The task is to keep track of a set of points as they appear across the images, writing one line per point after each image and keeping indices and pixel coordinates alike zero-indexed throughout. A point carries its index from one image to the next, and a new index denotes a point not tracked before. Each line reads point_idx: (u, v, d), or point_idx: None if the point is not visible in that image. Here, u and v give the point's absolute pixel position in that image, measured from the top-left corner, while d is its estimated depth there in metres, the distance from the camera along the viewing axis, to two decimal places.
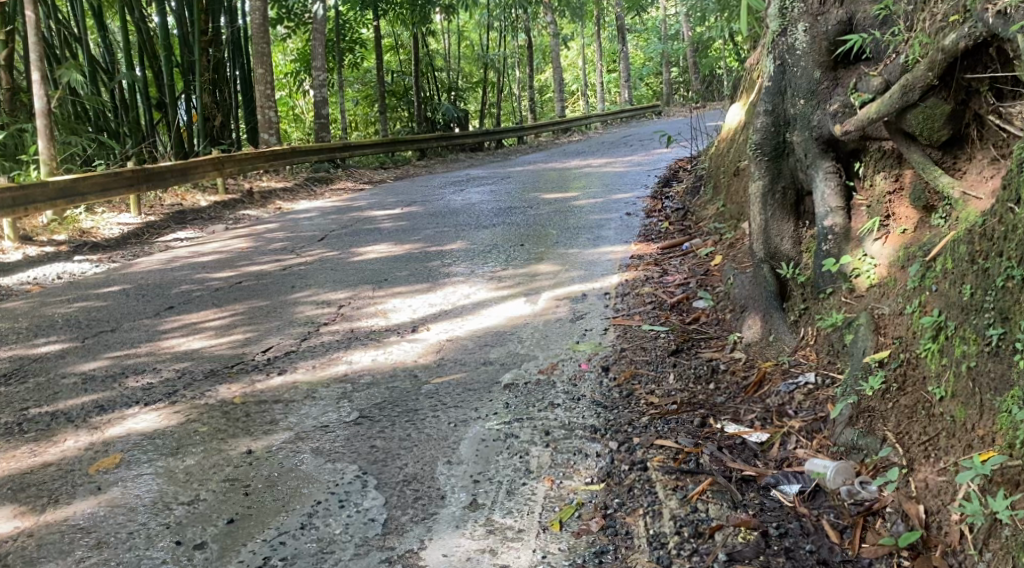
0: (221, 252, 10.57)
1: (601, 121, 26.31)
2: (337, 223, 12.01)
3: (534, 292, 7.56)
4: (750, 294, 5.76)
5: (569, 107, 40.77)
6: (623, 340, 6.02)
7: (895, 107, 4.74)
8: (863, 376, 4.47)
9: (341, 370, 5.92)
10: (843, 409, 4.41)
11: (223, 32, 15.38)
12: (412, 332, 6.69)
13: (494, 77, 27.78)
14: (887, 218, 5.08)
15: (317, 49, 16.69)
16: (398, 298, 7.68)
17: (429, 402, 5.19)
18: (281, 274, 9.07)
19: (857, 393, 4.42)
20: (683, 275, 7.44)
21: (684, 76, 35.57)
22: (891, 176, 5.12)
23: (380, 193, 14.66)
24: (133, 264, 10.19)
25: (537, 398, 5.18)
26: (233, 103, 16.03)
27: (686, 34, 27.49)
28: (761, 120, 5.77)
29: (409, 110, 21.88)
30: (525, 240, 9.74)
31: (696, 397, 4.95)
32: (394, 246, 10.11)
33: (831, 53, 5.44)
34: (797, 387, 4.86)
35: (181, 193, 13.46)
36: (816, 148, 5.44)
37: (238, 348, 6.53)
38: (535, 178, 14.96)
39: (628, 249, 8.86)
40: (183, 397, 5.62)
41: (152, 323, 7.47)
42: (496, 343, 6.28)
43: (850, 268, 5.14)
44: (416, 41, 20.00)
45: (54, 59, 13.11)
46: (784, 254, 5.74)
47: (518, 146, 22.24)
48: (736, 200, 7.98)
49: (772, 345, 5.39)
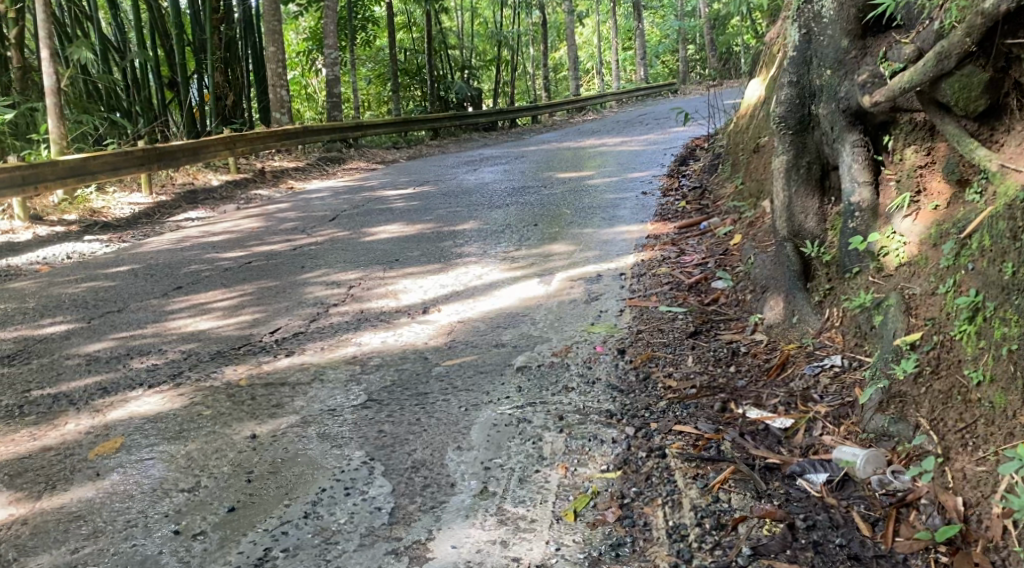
0: (231, 232, 10.42)
1: (617, 100, 25.99)
2: (349, 203, 11.83)
3: (548, 272, 7.37)
4: (772, 274, 5.56)
5: (584, 86, 40.46)
6: (640, 321, 5.82)
7: (929, 76, 4.53)
8: (895, 360, 4.24)
9: (350, 352, 5.74)
10: (873, 395, 4.21)
11: (234, 10, 15.16)
12: (423, 313, 6.51)
13: (508, 55, 27.49)
14: (918, 194, 4.85)
15: (329, 27, 16.46)
16: (409, 279, 7.50)
17: (440, 385, 5.01)
18: (291, 254, 8.91)
19: (888, 376, 4.22)
20: (702, 254, 7.23)
21: (701, 54, 35.22)
22: (923, 149, 4.88)
23: (393, 173, 14.46)
24: (144, 244, 10.05)
25: (551, 381, 4.99)
26: (245, 82, 15.83)
27: (703, 11, 27.12)
28: (786, 91, 5.56)
29: (422, 89, 21.65)
30: (538, 220, 9.55)
31: (716, 380, 4.76)
32: (406, 226, 9.94)
33: (860, 20, 5.20)
34: (823, 370, 4.67)
35: (193, 172, 13.31)
36: (843, 120, 5.22)
37: (245, 330, 6.37)
38: (550, 156, 14.72)
39: (644, 229, 8.65)
40: (187, 379, 5.47)
41: (159, 304, 7.32)
42: (508, 325, 6.09)
43: (878, 246, 4.94)
44: (428, 19, 19.72)
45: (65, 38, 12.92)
46: (808, 232, 5.53)
47: (533, 125, 21.99)
48: (756, 177, 7.74)
49: (795, 327, 5.20)
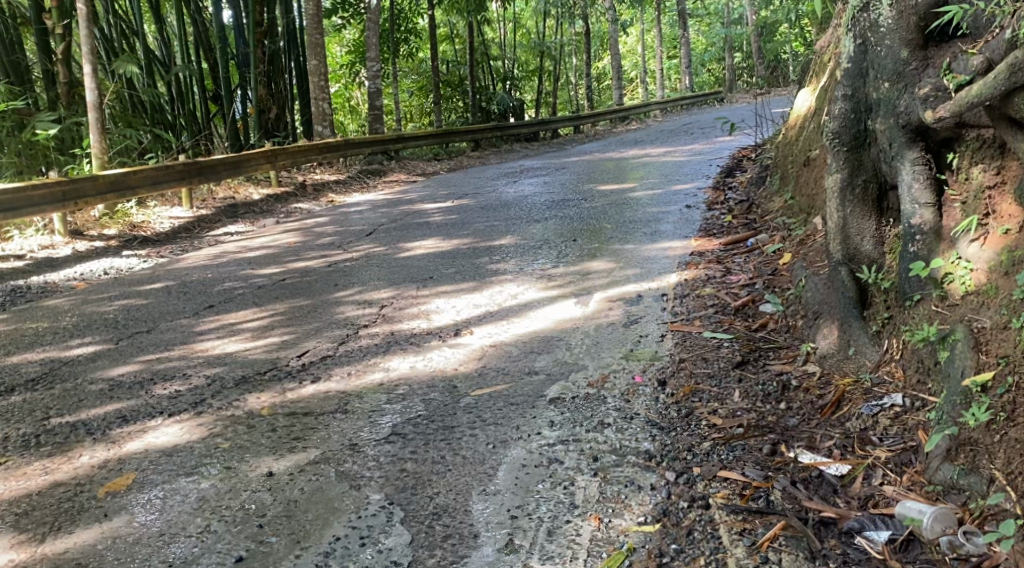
0: (268, 247, 10.21)
1: (661, 109, 25.59)
2: (387, 217, 11.60)
3: (586, 292, 7.05)
4: (824, 300, 5.20)
5: (627, 96, 40.07)
6: (683, 349, 5.48)
7: (1000, 90, 4.20)
8: (964, 404, 3.91)
9: (377, 378, 5.44)
10: (940, 442, 3.88)
11: (278, 24, 15.04)
12: (454, 336, 6.21)
13: (550, 64, 27.18)
14: (986, 216, 4.50)
15: (371, 39, 16.28)
16: (442, 298, 7.22)
17: (468, 418, 4.69)
18: (327, 271, 8.66)
19: (956, 422, 3.88)
20: (748, 274, 6.87)
21: (747, 62, 34.71)
22: (991, 168, 4.54)
23: (433, 185, 14.24)
24: (181, 259, 9.88)
25: (586, 415, 4.66)
26: (288, 95, 15.67)
27: (750, 19, 26.68)
28: (840, 105, 5.25)
29: (464, 100, 21.45)
30: (578, 235, 9.24)
31: (764, 418, 4.41)
32: (444, 242, 9.66)
33: (923, 29, 4.88)
34: (882, 410, 4.31)
35: (234, 185, 13.19)
36: (902, 136, 4.86)
37: (274, 352, 6.01)
38: (592, 168, 14.41)
39: (688, 245, 8.29)
40: (209, 407, 4.99)
41: (190, 323, 7.00)
42: (543, 350, 5.78)
43: (942, 273, 4.56)
44: (471, 30, 19.49)
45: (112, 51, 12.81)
46: (864, 255, 5.18)
47: (575, 136, 21.67)
48: (806, 192, 7.37)
49: (851, 359, 4.84)
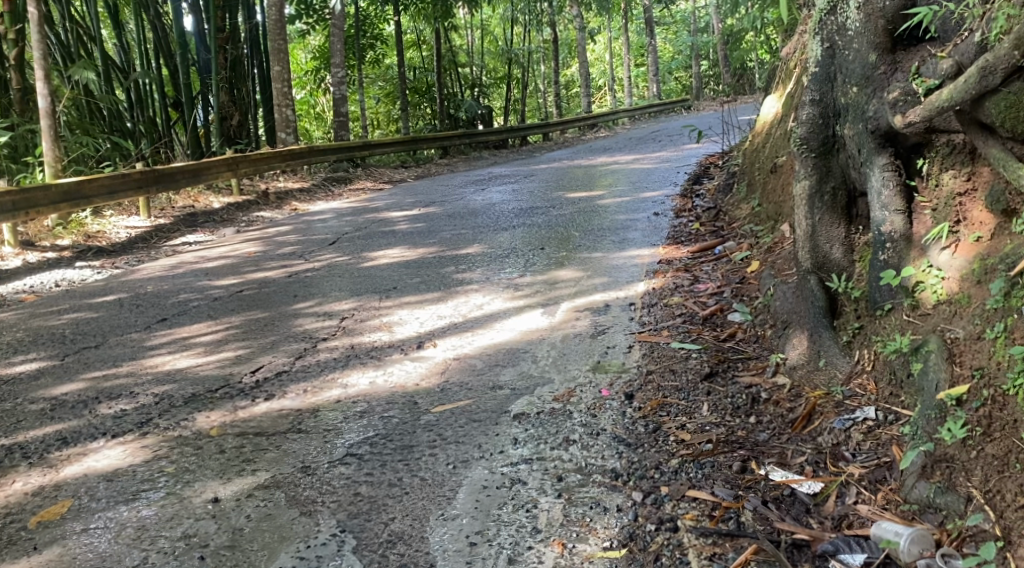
0: (227, 257, 9.95)
1: (630, 117, 25.53)
2: (351, 225, 11.38)
3: (552, 301, 6.89)
4: (793, 309, 5.07)
5: (596, 103, 40.13)
6: (650, 360, 5.33)
7: (971, 94, 4.10)
8: (939, 418, 3.80)
9: (335, 395, 5.25)
10: (915, 459, 3.76)
11: (240, 30, 14.77)
12: (417, 349, 6.02)
13: (518, 72, 27.04)
14: (957, 223, 4.40)
15: (336, 45, 16.04)
16: (405, 309, 7.03)
17: (428, 436, 4.51)
18: (287, 282, 8.43)
19: (932, 439, 3.76)
20: (717, 282, 6.75)
21: (714, 69, 34.83)
22: (962, 174, 4.45)
23: (399, 193, 14.03)
24: (136, 270, 9.60)
25: (551, 431, 4.50)
26: (251, 102, 15.38)
27: (716, 27, 26.75)
28: (807, 111, 5.14)
29: (432, 107, 21.24)
30: (546, 243, 9.08)
31: (734, 433, 4.27)
32: (409, 251, 9.47)
33: (890, 33, 4.78)
34: (855, 424, 4.17)
35: (194, 195, 12.92)
36: (872, 141, 4.76)
37: (226, 369, 5.78)
38: (559, 175, 14.27)
39: (656, 253, 8.16)
40: (155, 427, 4.80)
41: (140, 338, 6.75)
42: (508, 363, 5.61)
43: (913, 281, 4.47)
44: (438, 37, 19.29)
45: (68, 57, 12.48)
46: (834, 263, 5.06)
47: (543, 143, 21.54)
48: (774, 199, 7.26)
49: (822, 371, 4.70)
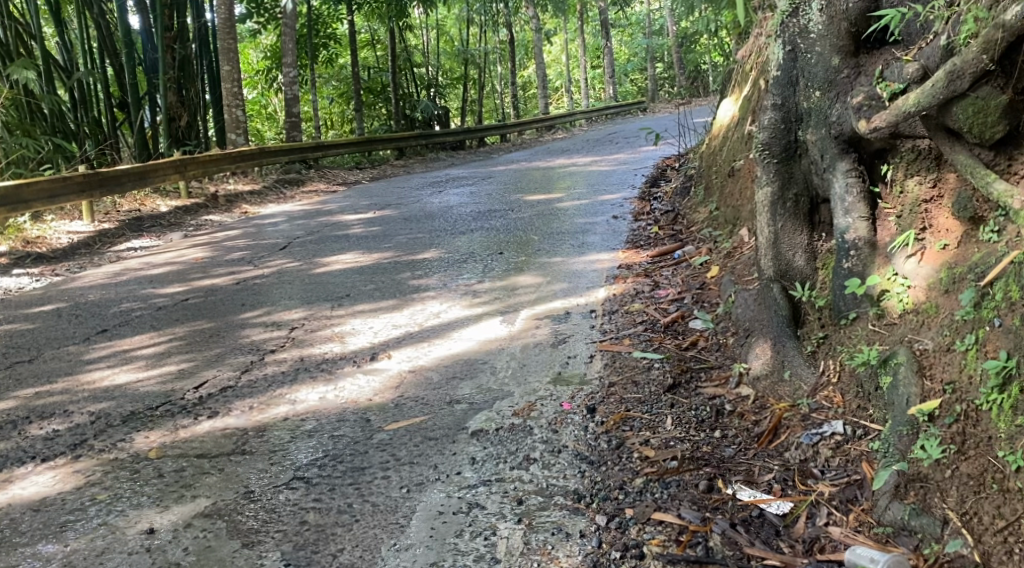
0: (174, 263, 9.66)
1: (586, 119, 25.44)
2: (304, 229, 11.12)
3: (510, 309, 6.71)
4: (756, 317, 4.94)
5: (553, 104, 40.07)
6: (611, 371, 5.18)
7: (938, 99, 4.00)
8: (911, 435, 3.72)
9: (283, 412, 5.02)
10: (887, 478, 3.67)
11: (189, 28, 14.37)
12: (370, 361, 5.81)
13: (475, 72, 26.83)
14: (923, 230, 4.31)
15: (288, 45, 15.71)
16: (358, 318, 6.81)
17: (381, 457, 4.37)
18: (235, 290, 8.17)
19: (906, 458, 3.67)
20: (677, 288, 6.62)
21: (670, 71, 34.96)
22: (927, 181, 4.36)
23: (353, 195, 13.78)
24: (78, 277, 9.28)
25: (511, 450, 4.35)
26: (201, 103, 15.00)
27: (670, 29, 26.81)
28: (769, 115, 5.00)
29: (387, 108, 20.96)
30: (503, 248, 8.90)
31: (699, 449, 4.13)
32: (363, 256, 9.24)
33: (853, 36, 4.68)
34: (822, 439, 4.04)
35: (140, 198, 12.56)
36: (835, 147, 4.67)
37: (168, 384, 5.53)
38: (516, 178, 14.10)
39: (616, 257, 8.02)
40: (90, 449, 4.70)
41: (78, 351, 6.47)
42: (465, 375, 5.41)
43: (878, 290, 4.37)
44: (392, 37, 19.00)
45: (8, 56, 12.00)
46: (797, 271, 4.94)
47: (500, 144, 21.35)
48: (733, 202, 7.15)
49: (786, 382, 4.52)
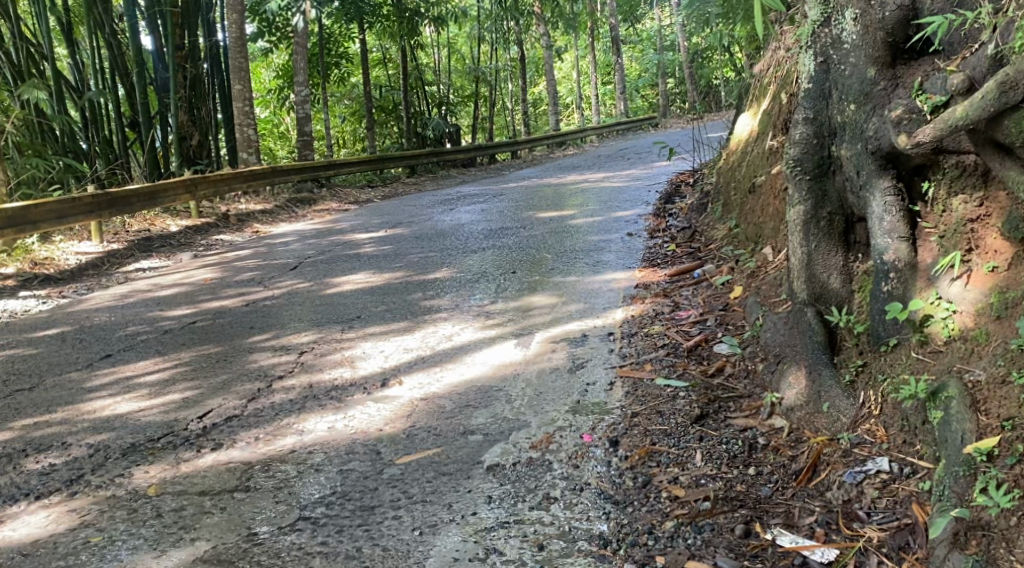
0: (182, 285, 9.44)
1: (598, 135, 25.23)
2: (314, 249, 10.90)
3: (525, 331, 6.46)
4: (788, 342, 4.69)
5: (565, 121, 39.90)
6: (633, 400, 4.90)
7: (989, 111, 3.74)
8: (968, 476, 3.54)
9: (290, 444, 4.77)
10: (944, 526, 3.48)
11: (200, 47, 14.22)
12: (381, 388, 5.54)
13: (485, 90, 26.66)
14: (969, 251, 4.05)
15: (298, 63, 15.54)
16: (369, 341, 6.56)
17: (392, 494, 4.17)
18: (244, 312, 7.94)
19: (965, 503, 3.49)
20: (698, 309, 6.35)
21: (681, 87, 34.81)
22: (974, 199, 4.09)
23: (365, 213, 13.57)
24: (85, 300, 9.08)
25: (529, 487, 4.15)
26: (212, 122, 14.83)
27: (681, 44, 26.58)
28: (801, 130, 4.78)
29: (399, 126, 20.78)
30: (517, 267, 8.65)
31: (733, 489, 3.98)
32: (374, 276, 9.01)
33: (889, 46, 4.42)
34: (867, 478, 3.89)
35: (150, 218, 12.38)
36: (872, 163, 4.40)
37: (171, 414, 5.28)
38: (529, 195, 13.87)
39: (633, 276, 7.75)
40: (86, 486, 4.47)
41: (80, 378, 6.24)
42: (480, 404, 5.14)
43: (921, 315, 4.11)
44: (404, 55, 18.83)
45: (19, 77, 11.83)
46: (833, 293, 4.68)
47: (511, 161, 21.14)
48: (754, 219, 6.89)
49: (824, 415, 4.27)
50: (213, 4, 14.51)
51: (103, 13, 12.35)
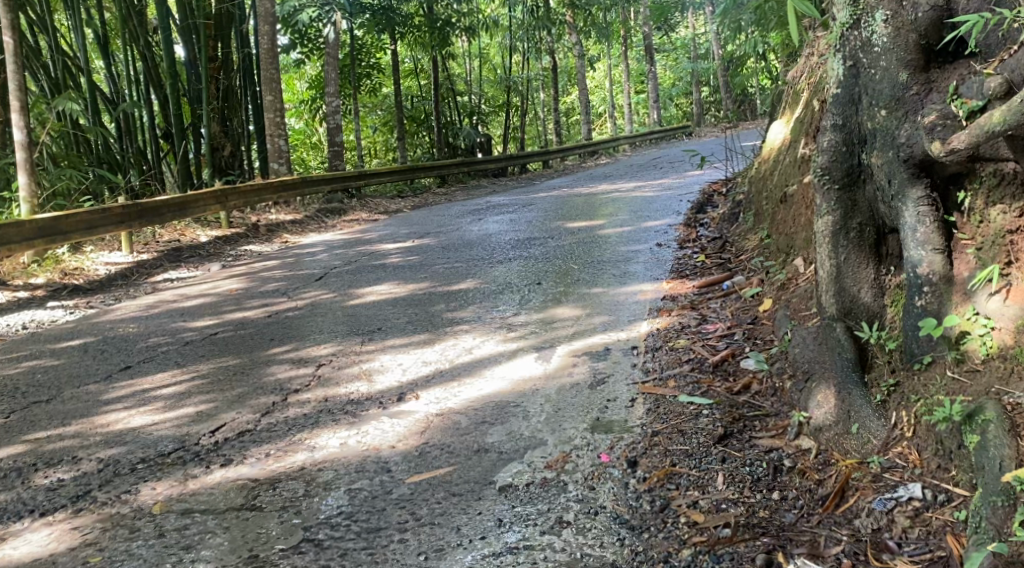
0: (208, 295, 9.37)
1: (631, 144, 24.99)
2: (341, 259, 10.79)
3: (547, 344, 6.28)
4: (816, 358, 4.49)
5: (597, 131, 39.66)
6: (654, 418, 4.71)
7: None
8: (1009, 509, 3.35)
9: (299, 461, 4.63)
10: (982, 561, 3.29)
11: (233, 59, 14.17)
12: (397, 402, 5.39)
13: (518, 99, 26.49)
14: (1007, 264, 3.87)
15: (330, 74, 15.47)
16: (388, 354, 6.42)
17: (399, 515, 4.03)
18: (267, 323, 7.84)
19: (1006, 539, 3.30)
20: (726, 322, 6.15)
21: (716, 96, 34.41)
22: (1013, 210, 3.89)
23: (394, 224, 13.48)
24: (112, 309, 9.04)
25: (542, 510, 3.99)
26: (244, 133, 14.78)
27: (716, 52, 26.24)
28: (829, 137, 4.58)
29: (430, 136, 20.69)
30: (543, 278, 8.48)
31: (754, 514, 3.79)
32: (398, 287, 8.87)
33: (921, 49, 4.22)
34: (898, 505, 3.70)
35: (180, 228, 12.35)
36: (904, 172, 4.18)
37: (184, 428, 5.17)
38: (559, 205, 13.70)
39: (660, 287, 7.55)
40: (91, 503, 4.36)
41: (98, 390, 6.15)
42: (496, 420, 4.97)
43: (957, 332, 3.92)
44: (435, 65, 18.71)
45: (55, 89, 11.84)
46: (863, 307, 4.49)
47: (543, 171, 20.96)
48: (785, 230, 6.68)
49: (852, 436, 4.07)
50: (246, 16, 14.47)
51: (139, 26, 12.31)
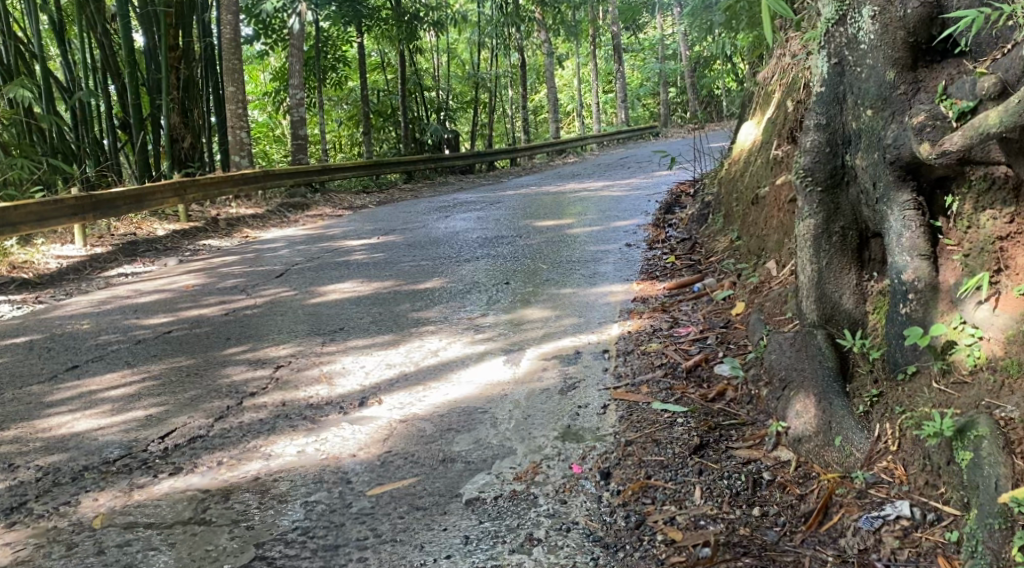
0: (164, 291, 9.03)
1: (598, 144, 24.85)
2: (303, 256, 10.49)
3: (516, 347, 6.07)
4: (795, 365, 4.32)
5: (565, 129, 39.50)
6: (627, 427, 4.52)
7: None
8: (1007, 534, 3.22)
9: (254, 469, 4.39)
10: None
11: (194, 49, 13.77)
12: (358, 408, 5.15)
13: (485, 96, 26.23)
14: (997, 272, 3.73)
15: (294, 66, 15.11)
16: (350, 356, 6.17)
17: (360, 531, 3.82)
18: (224, 321, 7.54)
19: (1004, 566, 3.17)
20: (697, 325, 5.98)
21: (683, 97, 34.38)
22: (1003, 215, 3.75)
23: (358, 220, 13.19)
24: (62, 305, 8.68)
25: (511, 526, 3.79)
26: (205, 125, 14.38)
27: (684, 53, 26.15)
28: (812, 136, 4.41)
29: (396, 131, 20.37)
30: (510, 278, 8.26)
31: (735, 532, 3.61)
32: (362, 285, 8.61)
33: (910, 46, 4.05)
34: (885, 524, 3.55)
35: (137, 220, 11.99)
36: (890, 175, 4.03)
37: (131, 433, 4.89)
38: (527, 203, 13.48)
39: (630, 289, 7.37)
40: (26, 516, 4.08)
41: (42, 391, 5.84)
42: (463, 427, 4.75)
43: (944, 342, 3.77)
44: (402, 59, 18.40)
45: (8, 75, 11.35)
46: (845, 314, 4.33)
47: (510, 169, 20.74)
48: (757, 233, 6.52)
49: (834, 448, 3.91)
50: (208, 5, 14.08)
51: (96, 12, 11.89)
